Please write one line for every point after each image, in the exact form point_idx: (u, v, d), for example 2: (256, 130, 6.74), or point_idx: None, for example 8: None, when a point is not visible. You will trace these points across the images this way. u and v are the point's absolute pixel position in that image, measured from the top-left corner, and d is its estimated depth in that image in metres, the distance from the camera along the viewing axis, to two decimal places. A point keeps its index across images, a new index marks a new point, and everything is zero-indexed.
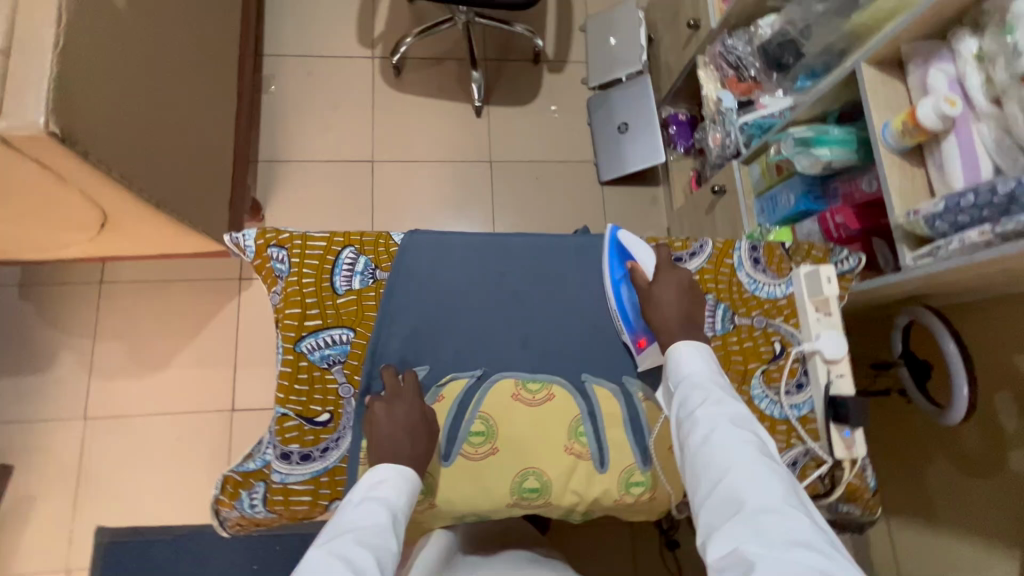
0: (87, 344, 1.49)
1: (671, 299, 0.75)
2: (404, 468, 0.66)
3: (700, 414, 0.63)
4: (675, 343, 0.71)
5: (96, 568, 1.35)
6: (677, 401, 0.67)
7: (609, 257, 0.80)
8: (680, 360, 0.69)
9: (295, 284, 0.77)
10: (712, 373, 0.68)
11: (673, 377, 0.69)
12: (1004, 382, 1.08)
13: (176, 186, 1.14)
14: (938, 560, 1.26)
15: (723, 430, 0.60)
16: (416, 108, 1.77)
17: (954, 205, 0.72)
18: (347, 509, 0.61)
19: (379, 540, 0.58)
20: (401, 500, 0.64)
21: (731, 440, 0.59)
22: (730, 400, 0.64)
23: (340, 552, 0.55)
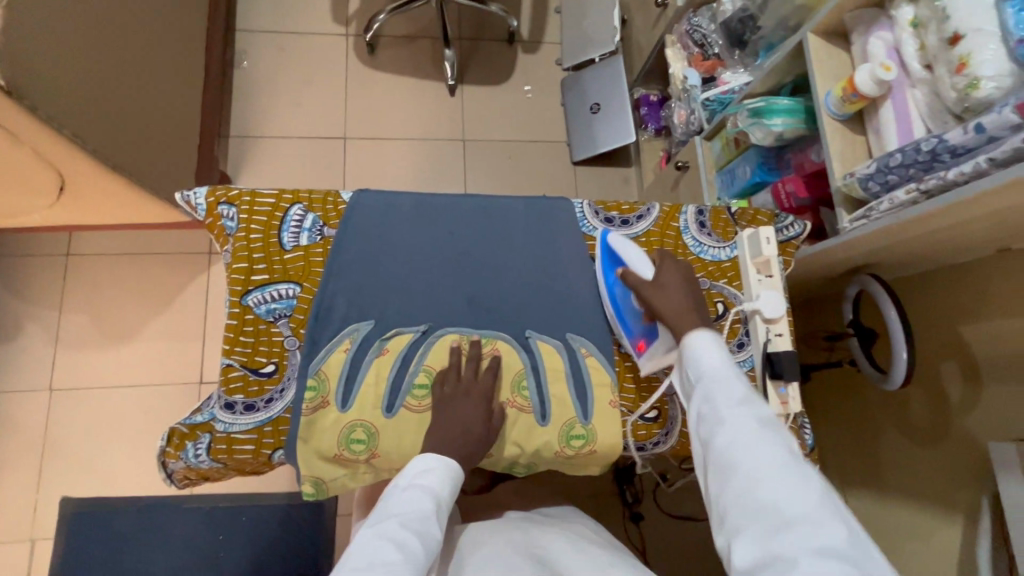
0: (53, 316, 1.49)
1: (678, 292, 0.74)
2: (451, 463, 0.69)
3: (725, 414, 0.60)
4: (688, 335, 0.69)
5: (60, 536, 1.36)
6: (698, 397, 0.64)
7: (603, 262, 0.81)
8: (696, 354, 0.67)
9: (242, 240, 0.78)
10: (733, 366, 0.65)
11: (692, 372, 0.67)
12: (950, 352, 1.12)
13: (134, 152, 1.14)
14: (890, 527, 1.30)
15: (750, 431, 0.58)
16: (389, 86, 1.77)
17: (883, 165, 0.75)
18: (395, 494, 0.66)
19: (423, 527, 0.62)
20: (446, 490, 0.67)
21: (760, 442, 0.56)
22: (755, 396, 0.61)
23: (388, 535, 0.61)
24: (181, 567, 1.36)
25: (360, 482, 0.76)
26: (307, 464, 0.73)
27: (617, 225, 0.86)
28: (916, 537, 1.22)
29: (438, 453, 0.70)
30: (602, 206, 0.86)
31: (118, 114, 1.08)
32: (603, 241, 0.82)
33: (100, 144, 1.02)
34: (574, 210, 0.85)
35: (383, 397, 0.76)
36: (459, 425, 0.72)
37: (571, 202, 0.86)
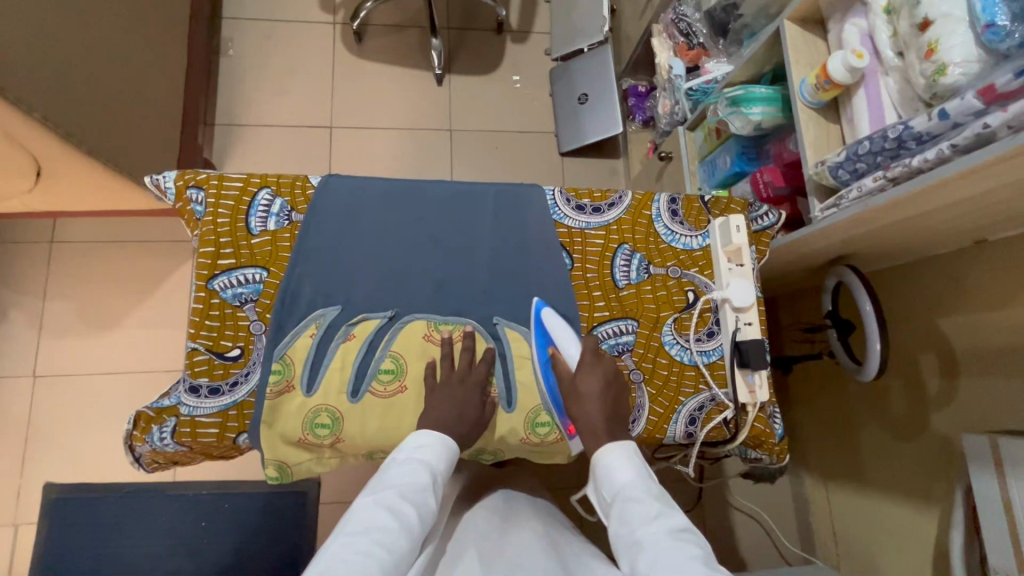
0: (37, 303, 1.49)
1: (595, 394, 0.74)
2: (450, 440, 0.72)
3: (642, 535, 0.61)
4: (601, 449, 0.71)
5: (43, 521, 1.37)
6: (615, 518, 0.65)
7: (535, 339, 0.79)
8: (607, 468, 0.69)
9: (209, 224, 0.77)
10: (644, 481, 0.67)
11: (608, 488, 0.68)
12: (929, 344, 1.11)
13: (109, 135, 1.15)
14: (871, 519, 1.30)
15: (666, 547, 0.58)
16: (376, 75, 1.76)
17: (853, 153, 0.75)
18: (393, 466, 0.69)
19: (419, 497, 0.65)
20: (441, 466, 0.70)
21: (676, 557, 0.57)
22: (668, 510, 0.63)
23: (385, 503, 0.63)
24: (163, 553, 1.37)
25: (325, 467, 0.78)
26: (271, 447, 0.74)
27: (589, 213, 0.85)
28: (895, 529, 1.22)
29: (439, 433, 0.72)
30: (574, 193, 0.86)
31: (90, 98, 1.09)
32: (536, 315, 0.80)
33: (71, 126, 1.03)
34: (545, 197, 0.85)
35: (349, 381, 0.76)
36: (461, 407, 0.74)
37: (543, 189, 0.86)
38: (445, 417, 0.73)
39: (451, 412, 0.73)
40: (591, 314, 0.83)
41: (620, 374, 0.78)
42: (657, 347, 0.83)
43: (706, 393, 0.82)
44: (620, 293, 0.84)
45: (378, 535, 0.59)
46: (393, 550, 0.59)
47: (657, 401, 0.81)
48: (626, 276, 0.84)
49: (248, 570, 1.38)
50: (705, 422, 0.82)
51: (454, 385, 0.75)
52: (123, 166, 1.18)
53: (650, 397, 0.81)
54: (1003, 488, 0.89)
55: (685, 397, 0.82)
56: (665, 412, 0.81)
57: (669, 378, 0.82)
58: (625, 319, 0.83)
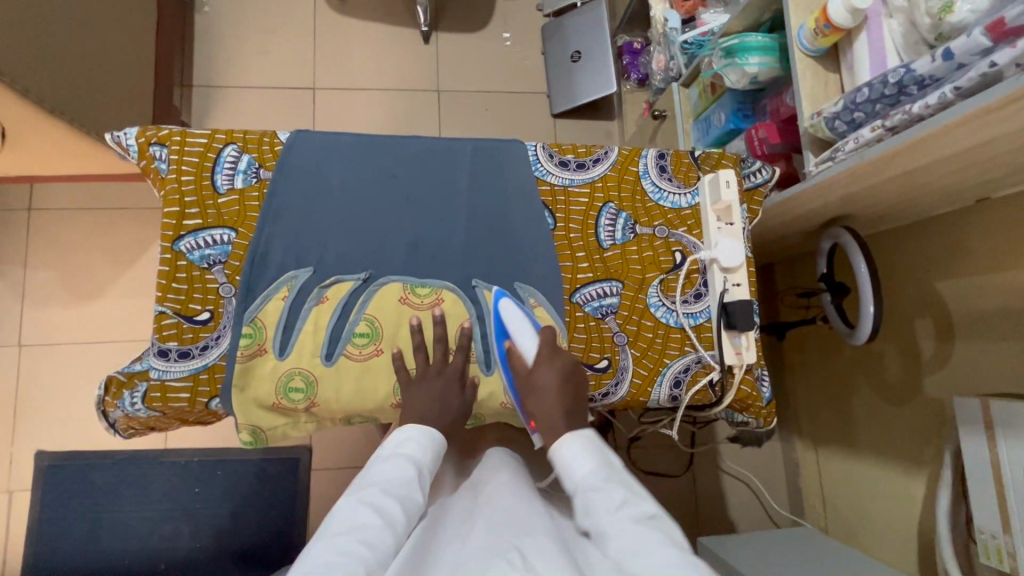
0: (18, 272, 1.46)
1: (550, 387, 0.69)
2: (436, 433, 0.69)
3: (606, 522, 0.55)
4: (555, 442, 0.65)
5: (37, 488, 1.38)
6: (578, 507, 0.59)
7: (494, 334, 0.75)
8: (565, 463, 0.63)
9: (173, 182, 0.74)
10: (604, 467, 0.61)
11: (569, 483, 0.62)
12: (925, 308, 1.08)
13: (73, 91, 1.10)
14: (860, 483, 1.30)
15: (629, 539, 0.52)
16: (360, 33, 1.68)
17: (851, 102, 0.70)
18: (377, 463, 0.64)
19: (406, 491, 0.60)
20: (428, 458, 0.66)
21: (640, 549, 0.50)
22: (633, 497, 0.57)
23: (369, 501, 0.57)
24: (157, 517, 1.38)
25: (301, 432, 0.77)
26: (244, 412, 0.73)
27: (573, 169, 0.82)
28: (884, 492, 1.23)
29: (424, 425, 0.68)
30: (557, 148, 0.82)
31: (52, 53, 1.04)
32: (495, 307, 0.76)
33: (30, 81, 0.99)
34: (527, 152, 0.81)
35: (323, 345, 0.74)
36: (446, 397, 0.72)
37: (524, 145, 0.82)
38: (430, 408, 0.70)
39: (437, 402, 0.71)
40: (574, 275, 0.80)
41: (579, 370, 0.73)
42: (642, 309, 0.80)
43: (692, 355, 0.80)
44: (604, 253, 0.81)
45: (362, 535, 0.53)
46: (380, 548, 0.53)
47: (641, 363, 0.79)
48: (611, 236, 0.81)
49: (242, 534, 1.40)
50: (690, 384, 0.80)
51: (435, 376, 0.73)
52: (91, 127, 1.15)
53: (634, 359, 0.79)
54: (993, 450, 0.88)
55: (670, 359, 0.80)
56: (649, 375, 0.79)
57: (654, 340, 0.80)
58: (609, 281, 0.80)
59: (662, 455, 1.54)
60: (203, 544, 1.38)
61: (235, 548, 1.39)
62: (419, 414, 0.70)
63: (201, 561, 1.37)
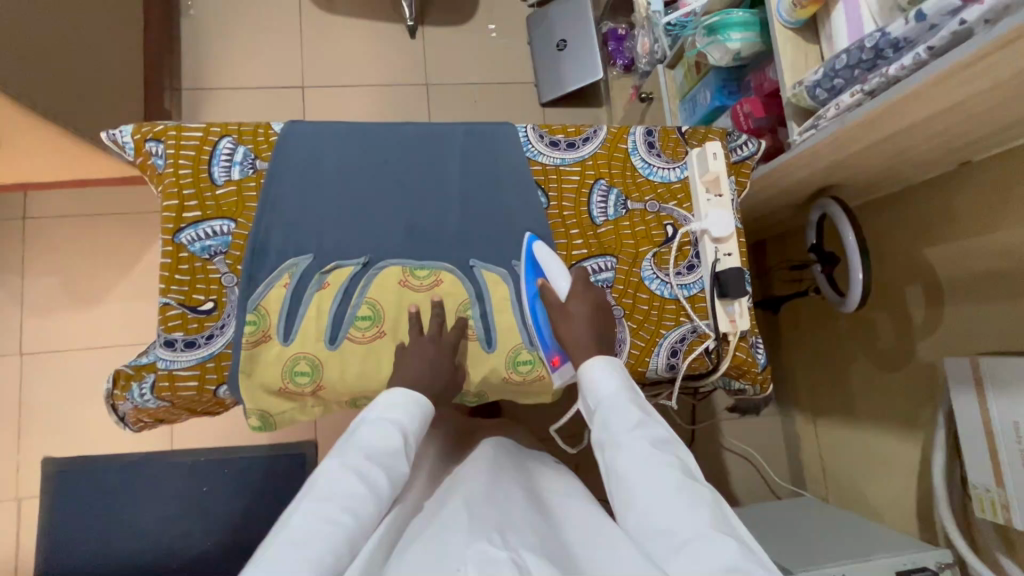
0: (16, 281, 1.46)
1: (584, 317, 0.73)
2: (423, 399, 0.70)
3: (622, 440, 0.62)
4: (584, 363, 0.70)
5: (46, 494, 1.39)
6: (597, 423, 0.66)
7: (525, 272, 0.78)
8: (590, 379, 0.69)
9: (171, 176, 0.75)
10: (627, 389, 0.67)
11: (591, 397, 0.69)
12: (914, 275, 1.11)
13: (69, 97, 1.11)
14: (859, 450, 1.34)
15: (643, 460, 0.60)
16: (347, 30, 1.69)
17: (830, 70, 0.72)
18: (363, 426, 0.66)
19: (389, 460, 0.63)
20: (414, 425, 0.68)
21: (653, 468, 0.59)
22: (648, 421, 0.64)
23: (353, 466, 0.61)
24: (167, 517, 1.40)
25: (309, 416, 0.79)
26: (251, 397, 0.74)
27: (563, 148, 0.83)
28: (881, 456, 1.26)
29: (411, 390, 0.70)
30: (547, 129, 0.84)
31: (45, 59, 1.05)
32: (526, 251, 0.79)
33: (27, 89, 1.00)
34: (517, 134, 0.83)
35: (327, 329, 0.75)
36: (437, 364, 0.73)
37: (514, 126, 0.83)
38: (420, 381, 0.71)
39: (426, 371, 0.72)
40: (569, 252, 0.81)
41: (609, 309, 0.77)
42: (637, 282, 0.82)
43: (688, 325, 0.82)
44: (598, 229, 0.82)
45: (345, 503, 0.57)
46: (360, 518, 0.57)
47: (639, 335, 0.81)
48: (604, 213, 0.83)
49: (252, 530, 1.41)
50: (687, 353, 0.82)
51: (429, 343, 0.74)
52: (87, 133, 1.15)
53: (632, 331, 0.81)
54: (982, 406, 0.90)
55: (666, 329, 0.82)
56: (647, 345, 0.81)
57: (649, 312, 0.82)
58: (604, 257, 0.82)
59: None
60: (215, 541, 1.40)
61: (246, 544, 1.40)
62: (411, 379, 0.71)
63: (214, 558, 1.38)
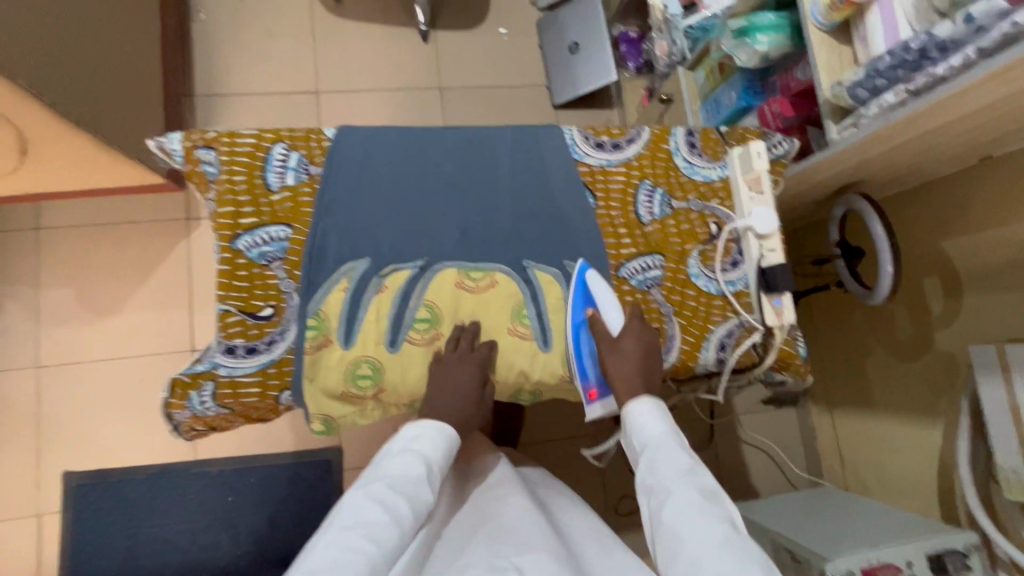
0: (31, 292, 1.44)
1: (636, 356, 0.74)
2: (447, 429, 0.73)
3: (673, 483, 0.64)
4: (631, 403, 0.72)
5: (68, 509, 1.37)
6: (644, 464, 0.68)
7: (575, 301, 0.78)
8: (640, 419, 0.71)
9: (226, 182, 0.75)
10: (675, 435, 0.70)
11: (637, 438, 0.70)
12: (933, 268, 1.15)
13: (103, 107, 1.09)
14: (878, 440, 1.38)
15: (694, 504, 0.61)
16: (360, 36, 1.69)
17: (872, 70, 0.74)
18: (389, 457, 0.69)
19: (412, 488, 0.66)
20: (438, 454, 0.70)
21: (702, 517, 0.60)
22: (696, 467, 0.66)
23: (377, 496, 0.64)
24: (194, 528, 1.38)
25: (369, 419, 0.80)
26: (315, 401, 0.75)
27: (608, 150, 0.85)
28: (900, 444, 1.30)
29: (439, 422, 0.73)
30: (592, 131, 0.85)
31: (82, 69, 1.04)
32: (578, 277, 0.79)
33: (66, 100, 0.99)
34: (563, 137, 0.84)
35: (386, 333, 0.76)
36: (468, 393, 0.74)
37: (560, 129, 0.85)
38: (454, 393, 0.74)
39: (464, 389, 0.74)
40: (618, 251, 0.83)
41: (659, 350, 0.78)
42: (684, 279, 0.84)
43: (734, 320, 0.84)
44: (645, 228, 0.84)
45: (367, 532, 0.60)
46: (383, 546, 0.60)
47: (688, 331, 0.83)
48: (649, 212, 0.85)
49: (281, 539, 1.40)
50: (735, 347, 0.84)
51: (462, 363, 0.75)
52: (121, 141, 1.14)
53: (682, 327, 0.83)
54: (1009, 392, 0.94)
55: (715, 324, 0.84)
56: (697, 341, 0.83)
57: (697, 309, 0.84)
58: (652, 255, 0.84)
59: (683, 430, 1.59)
60: (243, 551, 1.38)
61: (275, 553, 1.39)
62: (441, 413, 0.74)
63: (243, 568, 1.37)
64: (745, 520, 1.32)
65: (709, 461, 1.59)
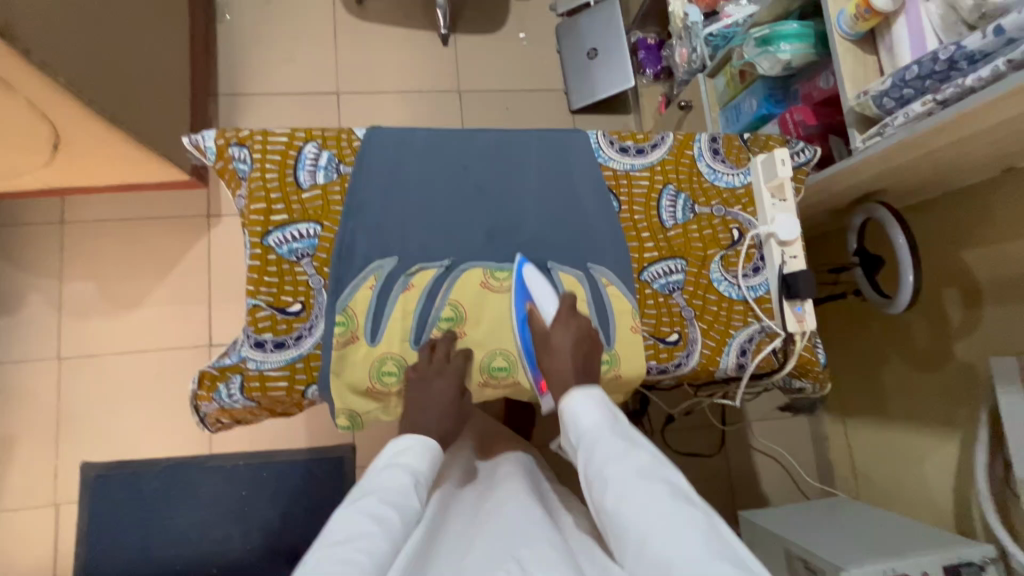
0: (55, 284, 1.46)
1: (567, 348, 0.74)
2: (430, 441, 0.74)
3: (610, 472, 0.62)
4: (565, 396, 0.72)
5: (85, 499, 1.38)
6: (583, 459, 0.67)
7: (515, 296, 0.79)
8: (573, 415, 0.70)
9: (258, 179, 0.77)
10: (607, 421, 0.68)
11: (574, 434, 0.69)
12: (953, 278, 1.15)
13: (135, 104, 1.11)
14: (893, 451, 1.37)
15: (634, 488, 0.60)
16: (381, 38, 1.71)
17: (899, 80, 0.75)
18: (374, 475, 0.68)
19: (402, 499, 0.65)
20: (423, 467, 0.71)
21: (643, 497, 0.59)
22: (632, 448, 0.64)
23: (367, 508, 0.62)
24: (208, 521, 1.40)
25: (392, 416, 0.81)
26: (340, 396, 0.76)
27: (633, 155, 0.86)
28: (917, 454, 1.29)
29: (418, 435, 0.74)
30: (617, 136, 0.86)
31: (116, 67, 1.06)
32: (516, 275, 0.79)
33: (102, 99, 1.01)
34: (589, 141, 0.85)
35: (411, 330, 0.78)
36: (446, 407, 0.76)
37: (586, 133, 0.86)
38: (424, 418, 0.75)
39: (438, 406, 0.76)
40: (641, 255, 0.84)
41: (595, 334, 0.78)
42: (706, 284, 0.85)
43: (756, 326, 0.84)
44: (668, 233, 0.85)
45: (363, 541, 0.57)
46: (380, 553, 0.57)
47: (709, 335, 0.83)
48: (672, 217, 0.85)
49: (294, 534, 1.41)
50: (756, 352, 0.84)
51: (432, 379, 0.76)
52: (151, 138, 1.16)
53: (703, 332, 0.83)
54: None
55: (736, 329, 0.84)
56: (717, 345, 0.83)
57: (719, 313, 0.84)
58: (674, 259, 0.84)
59: (695, 436, 1.59)
60: (255, 545, 1.39)
61: (287, 548, 1.40)
62: (418, 427, 0.75)
63: (255, 563, 1.38)
64: (758, 526, 1.31)
65: (720, 468, 1.59)
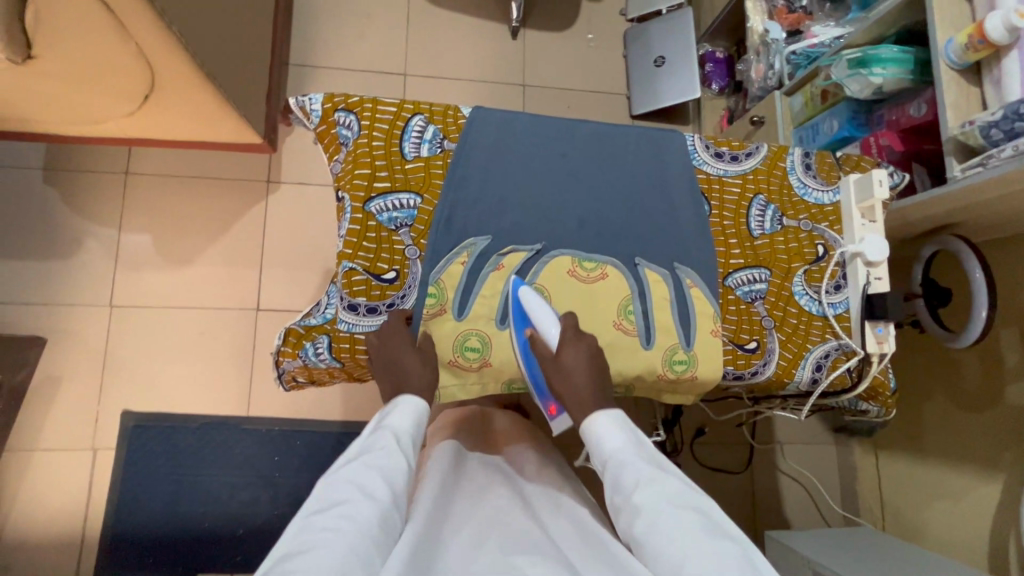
0: (113, 233, 1.49)
1: (581, 369, 0.70)
2: (403, 398, 0.70)
3: (640, 497, 0.59)
4: (588, 419, 0.68)
5: (122, 446, 1.40)
6: (609, 483, 0.64)
7: (514, 322, 0.76)
8: (596, 438, 0.67)
9: (365, 146, 0.78)
10: (632, 445, 0.66)
11: (599, 458, 0.67)
12: (1013, 320, 1.14)
13: (226, 63, 1.13)
14: (925, 486, 1.37)
15: (665, 517, 0.57)
16: (453, 25, 1.73)
17: (1012, 112, 0.77)
18: (362, 440, 0.67)
19: (386, 460, 0.62)
20: (408, 426, 0.67)
21: (676, 528, 0.56)
22: (661, 474, 0.62)
23: (348, 476, 0.60)
24: (238, 483, 1.41)
25: (468, 396, 0.80)
26: None
27: (726, 161, 0.87)
28: (949, 492, 1.29)
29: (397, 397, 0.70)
30: (713, 141, 0.87)
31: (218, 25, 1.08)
32: (513, 294, 0.76)
33: (203, 54, 1.03)
34: (685, 143, 0.86)
35: (497, 309, 0.78)
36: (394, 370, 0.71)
37: (683, 135, 0.87)
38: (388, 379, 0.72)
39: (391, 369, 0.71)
40: (727, 260, 0.84)
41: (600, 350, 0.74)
42: (788, 296, 0.85)
43: (834, 342, 0.85)
44: (755, 242, 0.85)
45: (344, 510, 0.56)
46: (359, 520, 0.56)
47: (787, 347, 0.84)
48: (760, 227, 0.86)
49: None
50: (831, 370, 0.85)
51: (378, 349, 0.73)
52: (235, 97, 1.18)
53: (780, 343, 0.84)
54: None
55: (814, 344, 0.84)
56: (794, 358, 0.84)
57: (798, 327, 0.85)
58: (759, 268, 0.85)
59: (722, 452, 1.59)
60: (282, 511, 1.40)
61: None
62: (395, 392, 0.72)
63: (280, 528, 1.39)
64: (783, 549, 1.31)
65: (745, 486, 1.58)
